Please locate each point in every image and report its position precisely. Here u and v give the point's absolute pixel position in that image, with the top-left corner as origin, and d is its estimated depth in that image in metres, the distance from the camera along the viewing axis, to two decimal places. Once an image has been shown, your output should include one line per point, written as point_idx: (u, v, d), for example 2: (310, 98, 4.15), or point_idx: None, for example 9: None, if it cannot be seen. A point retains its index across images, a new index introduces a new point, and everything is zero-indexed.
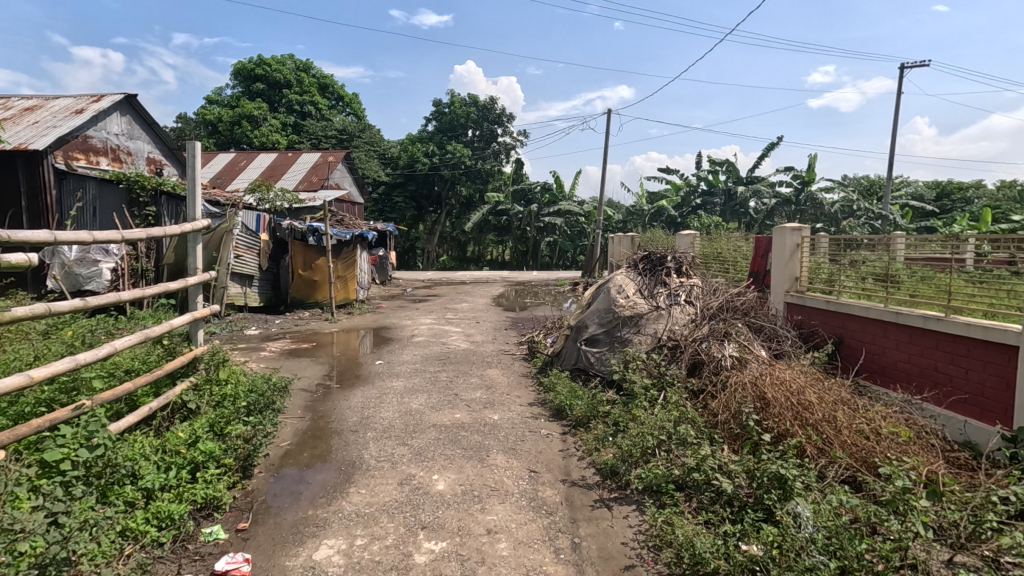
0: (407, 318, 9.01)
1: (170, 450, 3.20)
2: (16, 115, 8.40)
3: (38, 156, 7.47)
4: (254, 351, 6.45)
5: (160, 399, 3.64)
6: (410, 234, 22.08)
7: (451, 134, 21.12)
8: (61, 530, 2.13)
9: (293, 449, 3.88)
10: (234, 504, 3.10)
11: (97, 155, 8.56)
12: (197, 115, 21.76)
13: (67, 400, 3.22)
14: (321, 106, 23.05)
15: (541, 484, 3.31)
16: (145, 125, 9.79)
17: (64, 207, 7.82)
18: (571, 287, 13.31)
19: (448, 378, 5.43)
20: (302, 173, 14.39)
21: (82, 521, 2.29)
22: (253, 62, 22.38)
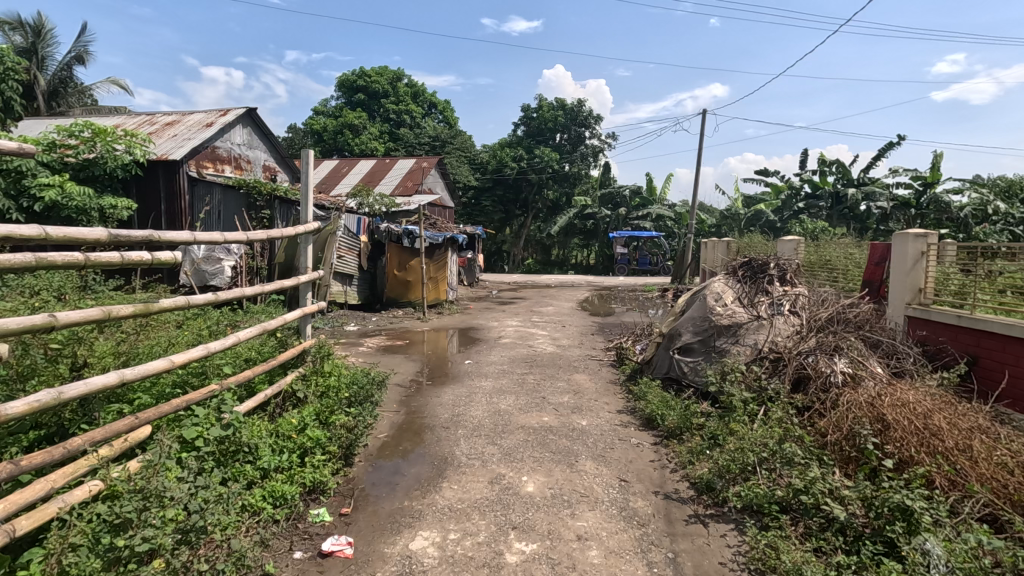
0: (494, 319, 9.16)
1: (283, 434, 3.47)
2: (159, 129, 9.53)
3: (175, 165, 8.44)
4: (353, 346, 6.85)
5: (274, 387, 3.96)
6: (497, 237, 22.47)
7: (540, 139, 21.30)
8: (201, 500, 2.37)
9: (390, 441, 4.07)
10: (338, 489, 3.30)
11: (222, 163, 9.50)
12: (305, 126, 23.57)
13: (198, 383, 3.59)
14: (415, 114, 24.12)
15: (632, 494, 3.24)
16: (263, 136, 10.73)
17: (195, 211, 8.71)
18: (660, 294, 12.92)
19: (535, 381, 5.46)
20: (397, 179, 15.12)
21: (216, 495, 2.52)
22: (356, 74, 24.04)
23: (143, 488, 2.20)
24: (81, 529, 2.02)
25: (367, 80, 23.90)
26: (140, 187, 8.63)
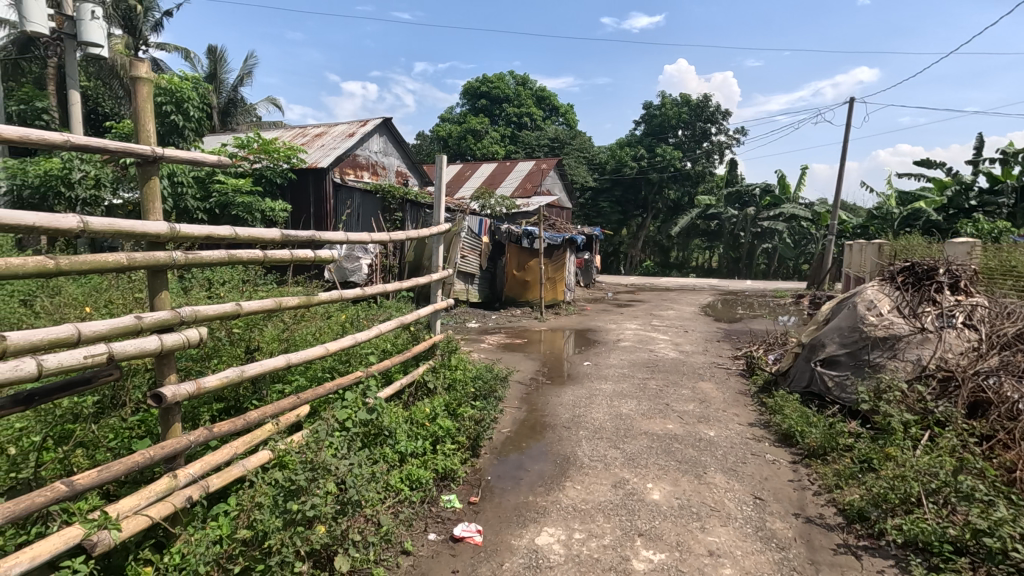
0: (612, 322, 9.04)
1: (418, 421, 3.71)
2: (310, 140, 10.63)
3: (323, 173, 9.34)
4: (475, 342, 7.12)
5: (408, 377, 4.24)
6: (614, 238, 22.14)
7: (660, 137, 20.43)
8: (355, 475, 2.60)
9: (512, 436, 4.18)
10: (466, 478, 3.46)
11: (361, 169, 10.36)
12: (433, 133, 25.00)
13: (344, 369, 3.96)
14: (535, 117, 24.56)
15: (769, 514, 3.01)
16: (397, 144, 11.53)
17: (338, 213, 9.56)
18: (794, 300, 11.90)
19: (657, 387, 5.30)
20: (517, 181, 15.48)
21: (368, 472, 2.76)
22: (480, 81, 25.05)
23: (311, 461, 2.48)
24: (264, 490, 2.32)
25: (489, 87, 24.68)
26: (294, 193, 9.68)
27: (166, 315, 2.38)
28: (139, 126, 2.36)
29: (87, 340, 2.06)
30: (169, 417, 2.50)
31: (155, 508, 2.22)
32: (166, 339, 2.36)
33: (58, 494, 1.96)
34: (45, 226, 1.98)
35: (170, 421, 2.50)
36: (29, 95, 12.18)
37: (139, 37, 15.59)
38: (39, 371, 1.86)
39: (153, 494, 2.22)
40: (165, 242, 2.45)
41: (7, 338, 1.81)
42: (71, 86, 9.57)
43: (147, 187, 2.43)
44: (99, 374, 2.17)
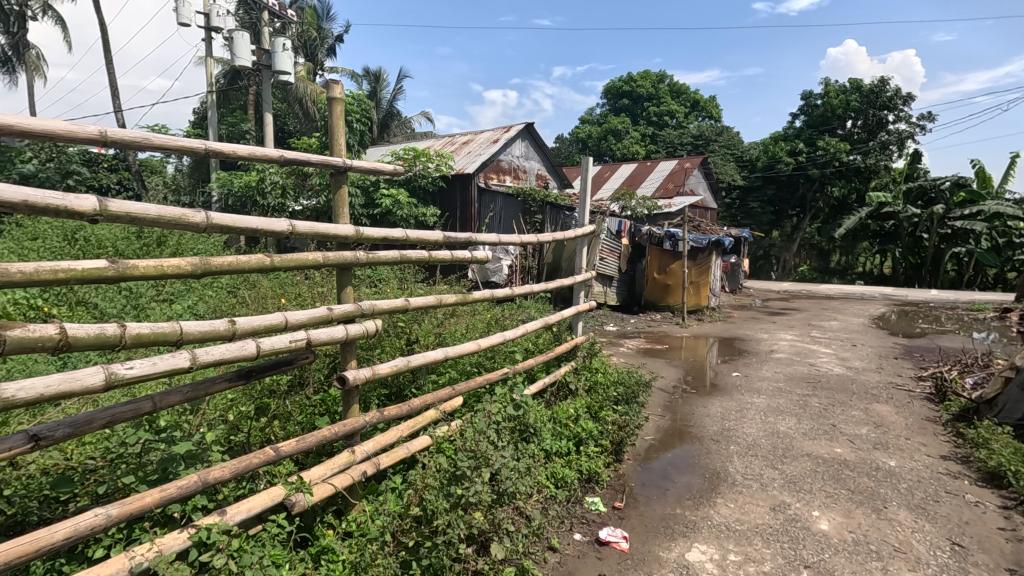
0: (764, 331, 8.35)
1: (562, 421, 3.75)
2: (458, 147, 11.28)
3: (469, 178, 9.85)
4: (614, 346, 7.03)
5: (551, 377, 4.31)
6: (764, 241, 20.46)
7: (824, 128, 18.47)
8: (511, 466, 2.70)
9: (656, 444, 4.05)
10: (610, 482, 3.43)
11: (504, 174, 10.76)
12: (572, 135, 25.23)
13: (491, 365, 4.15)
14: (679, 114, 23.62)
15: (972, 566, 2.57)
16: (538, 148, 11.76)
17: (482, 216, 10.00)
18: (996, 315, 10.01)
19: (821, 405, 4.78)
20: (659, 181, 14.99)
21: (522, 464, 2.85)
22: (621, 81, 24.84)
23: (472, 449, 2.63)
24: (432, 473, 2.51)
25: (632, 85, 24.46)
26: (442, 198, 10.35)
27: (351, 307, 2.68)
28: (333, 140, 2.68)
29: (292, 327, 2.39)
30: (350, 399, 2.81)
31: (338, 478, 2.51)
32: (350, 329, 2.66)
33: (267, 457, 2.32)
34: (264, 229, 2.34)
35: (350, 402, 2.81)
36: (236, 119, 14.51)
37: (318, 63, 17.80)
38: (257, 352, 2.20)
39: (336, 466, 2.52)
40: (351, 243, 2.75)
41: (236, 323, 2.16)
42: (266, 109, 11.18)
43: (338, 195, 2.76)
44: (298, 357, 2.52)
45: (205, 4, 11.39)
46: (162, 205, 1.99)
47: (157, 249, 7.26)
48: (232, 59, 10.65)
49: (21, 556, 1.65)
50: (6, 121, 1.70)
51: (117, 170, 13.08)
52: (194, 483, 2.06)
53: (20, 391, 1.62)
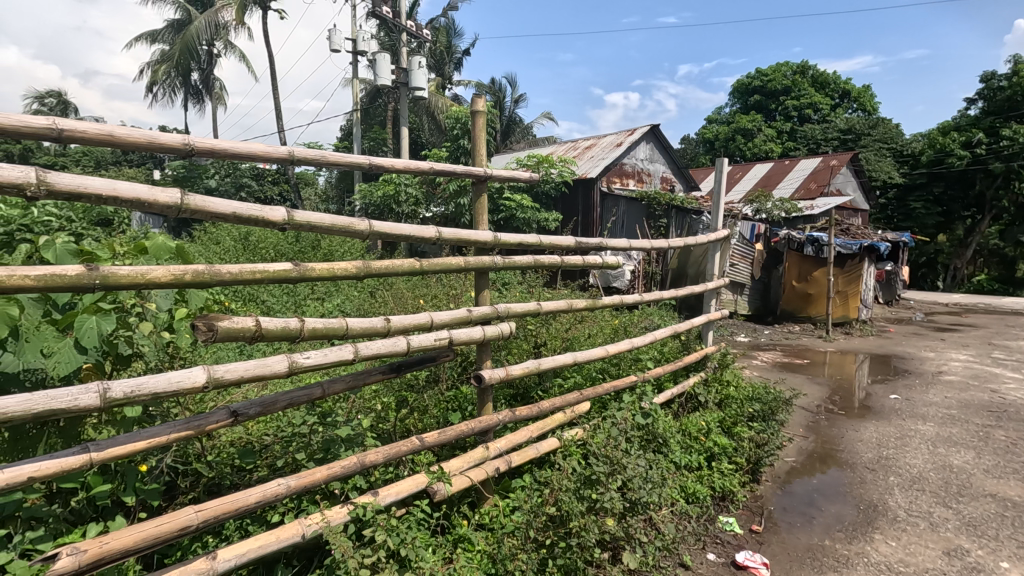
0: (929, 349, 7.31)
1: (692, 434, 3.60)
2: (581, 152, 11.29)
3: (591, 182, 9.83)
4: (747, 358, 6.59)
5: (679, 387, 4.14)
6: (928, 246, 17.89)
7: (1011, 114, 15.85)
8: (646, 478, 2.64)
9: (799, 467, 3.73)
10: (745, 503, 3.22)
11: (628, 177, 10.58)
12: (699, 136, 24.16)
13: (616, 371, 4.09)
14: (822, 107, 21.56)
15: None
16: (663, 150, 11.40)
17: (604, 221, 9.94)
18: None
19: (1008, 439, 4.08)
20: (799, 181, 13.79)
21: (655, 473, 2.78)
22: (754, 75, 23.32)
23: (606, 454, 2.63)
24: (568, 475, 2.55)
25: (764, 80, 22.90)
26: (564, 204, 10.44)
27: (488, 310, 2.82)
28: (475, 150, 2.86)
29: (436, 326, 2.57)
30: (484, 397, 2.94)
31: (474, 472, 2.64)
32: (487, 330, 2.80)
33: (414, 446, 2.51)
34: (414, 235, 2.54)
35: (485, 400, 2.94)
36: (376, 134, 15.85)
37: (448, 78, 18.84)
38: (407, 348, 2.39)
39: (472, 460, 2.65)
40: (489, 248, 2.89)
41: (391, 321, 2.37)
42: (402, 124, 12.07)
43: (478, 202, 2.92)
44: (440, 355, 2.69)
45: (352, 31, 12.58)
46: (334, 214, 2.24)
47: (312, 253, 8.14)
48: (375, 80, 11.64)
49: (226, 512, 1.95)
50: (222, 145, 2.05)
51: (280, 183, 14.87)
52: (353, 464, 2.30)
53: (228, 372, 1.93)
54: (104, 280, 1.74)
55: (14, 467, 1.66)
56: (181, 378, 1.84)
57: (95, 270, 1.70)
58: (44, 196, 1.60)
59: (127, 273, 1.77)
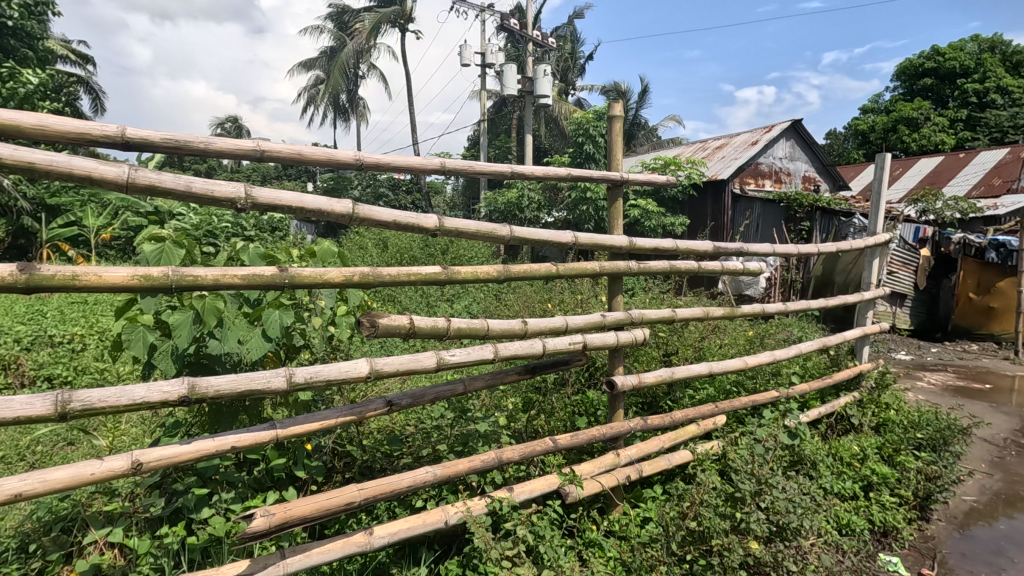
0: None
1: (844, 459, 3.27)
2: (712, 152, 10.74)
3: (722, 184, 9.33)
4: (908, 378, 5.83)
5: (828, 406, 3.77)
6: None
7: None
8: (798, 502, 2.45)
9: (982, 508, 3.22)
10: (913, 543, 2.85)
11: (764, 178, 9.87)
12: (850, 129, 21.80)
13: (753, 384, 3.83)
14: (1013, 89, 18.36)
15: None
16: (806, 146, 10.48)
17: (737, 224, 9.36)
18: None
19: None
20: (978, 176, 11.89)
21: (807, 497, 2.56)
22: (923, 56, 20.50)
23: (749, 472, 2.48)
24: (710, 492, 2.45)
25: (938, 60, 19.98)
26: (692, 207, 9.99)
27: (622, 315, 2.80)
28: (610, 155, 2.90)
29: (571, 330, 2.62)
30: (615, 404, 2.91)
31: (605, 478, 2.63)
32: (620, 336, 2.79)
33: (547, 447, 2.57)
34: (552, 240, 2.61)
35: (616, 407, 2.93)
36: (503, 142, 16.41)
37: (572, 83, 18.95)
38: (544, 350, 2.47)
39: (603, 466, 2.65)
40: (624, 253, 2.87)
41: (528, 323, 2.46)
42: (528, 132, 12.30)
43: (613, 207, 2.94)
44: (573, 359, 2.73)
45: (482, 45, 13.15)
46: (479, 221, 2.38)
47: (442, 258, 8.62)
48: (502, 90, 12.04)
49: (383, 493, 2.15)
50: (386, 159, 2.28)
51: (413, 192, 15.97)
52: (492, 459, 2.41)
53: (386, 365, 2.13)
54: (291, 280, 2.00)
55: (221, 437, 1.99)
56: (349, 368, 2.06)
57: (285, 270, 1.96)
58: (250, 208, 1.88)
59: (310, 273, 2.01)
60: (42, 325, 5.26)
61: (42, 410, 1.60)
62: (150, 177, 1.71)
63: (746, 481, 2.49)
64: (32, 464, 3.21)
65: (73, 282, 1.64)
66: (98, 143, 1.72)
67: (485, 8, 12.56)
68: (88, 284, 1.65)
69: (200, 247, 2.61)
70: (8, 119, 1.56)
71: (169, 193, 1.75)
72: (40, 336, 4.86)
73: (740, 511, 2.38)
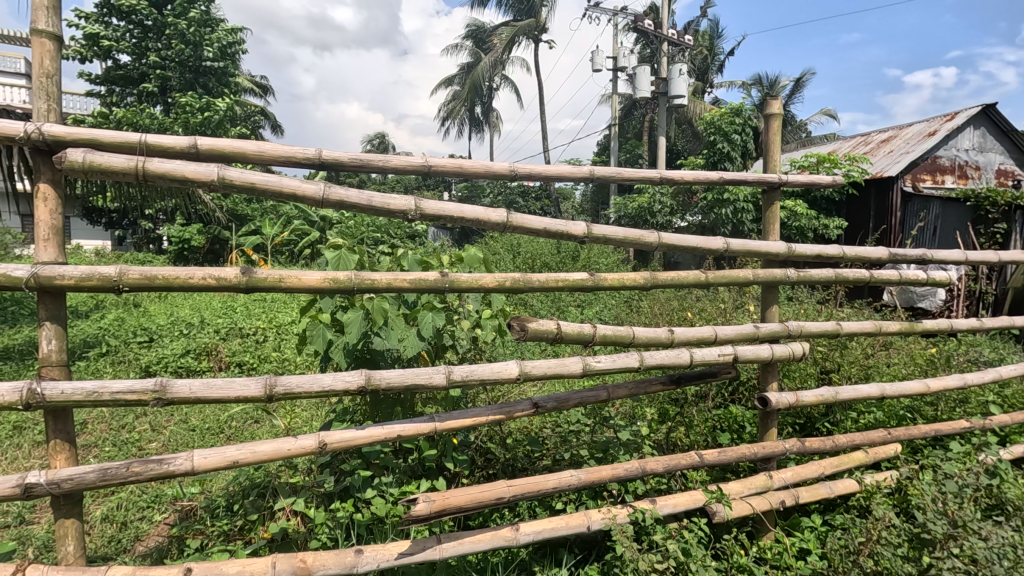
0: None
1: None
2: (875, 147, 9.57)
3: (889, 182, 8.27)
4: None
5: None
6: None
7: None
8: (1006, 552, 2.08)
9: None
10: None
11: (944, 173, 8.52)
12: None
13: (935, 411, 3.34)
14: None
15: None
16: (1001, 135, 8.92)
17: (907, 227, 8.26)
18: None
19: None
20: None
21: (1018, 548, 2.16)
22: None
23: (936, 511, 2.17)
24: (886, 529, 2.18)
25: None
26: (851, 208, 8.97)
27: (778, 327, 2.63)
28: (767, 157, 2.76)
29: (720, 341, 2.51)
30: (768, 421, 2.72)
31: (756, 500, 2.46)
32: (776, 349, 2.61)
33: (693, 461, 2.48)
34: (701, 247, 2.53)
35: (768, 426, 2.73)
36: (633, 146, 16.08)
37: (709, 82, 18.06)
38: (691, 361, 2.40)
39: (754, 488, 2.48)
40: (781, 261, 2.69)
41: (675, 332, 2.42)
42: (660, 134, 11.90)
43: (769, 211, 2.78)
44: (722, 370, 2.61)
45: (614, 49, 13.03)
46: (627, 227, 2.38)
47: (572, 263, 8.66)
48: (634, 93, 11.83)
49: (530, 491, 2.22)
50: (536, 169, 2.38)
51: (542, 198, 16.26)
52: (636, 468, 2.38)
53: (535, 367, 2.20)
54: (451, 284, 2.15)
55: (388, 426, 2.19)
56: (500, 369, 2.17)
57: (446, 276, 2.12)
58: (418, 218, 2.07)
59: (467, 278, 2.15)
60: (234, 319, 6.20)
61: (255, 391, 1.91)
62: (339, 194, 1.96)
63: (934, 522, 2.18)
64: (230, 437, 3.80)
65: (280, 284, 1.92)
66: (300, 164, 2.01)
67: (618, 12, 12.45)
68: (291, 285, 1.93)
69: (369, 255, 2.90)
70: (237, 147, 1.88)
71: (355, 207, 2.00)
72: (232, 328, 5.72)
73: (927, 556, 2.09)
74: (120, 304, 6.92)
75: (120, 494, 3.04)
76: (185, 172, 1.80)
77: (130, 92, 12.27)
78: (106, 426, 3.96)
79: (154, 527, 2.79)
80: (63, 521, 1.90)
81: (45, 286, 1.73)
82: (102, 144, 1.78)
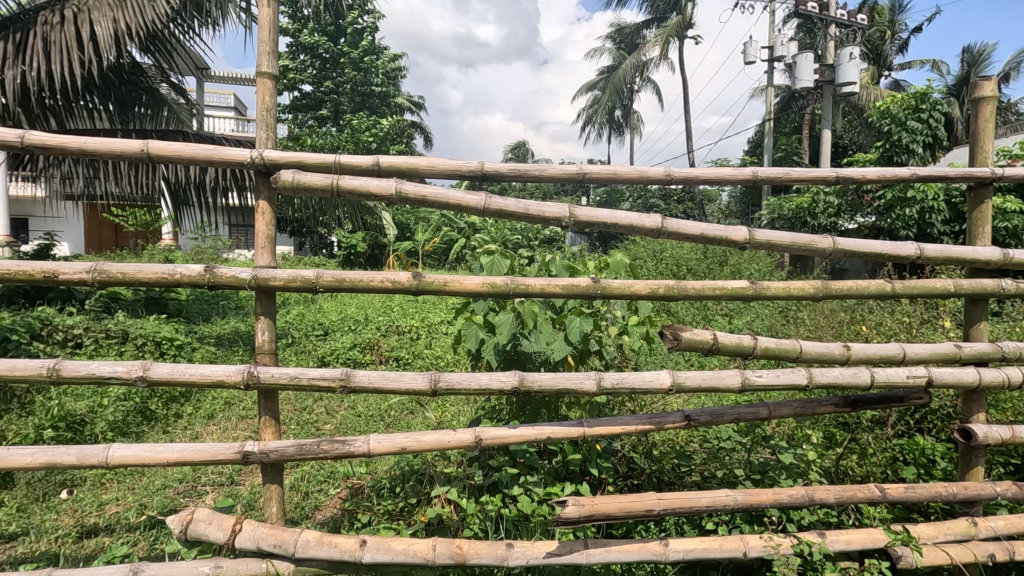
0: None
1: None
2: None
3: None
4: None
5: None
6: None
7: None
8: None
9: None
10: None
11: None
12: None
13: None
14: None
15: None
16: None
17: None
18: None
19: None
20: None
21: None
22: None
23: None
24: None
25: None
26: None
27: (988, 348, 2.23)
28: (977, 148, 2.36)
29: (910, 361, 2.21)
30: (973, 458, 2.31)
31: (955, 549, 2.11)
32: (984, 374, 2.22)
33: (873, 495, 2.19)
34: (889, 253, 2.25)
35: (973, 463, 2.32)
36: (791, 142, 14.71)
37: (886, 64, 15.89)
38: (872, 382, 2.14)
39: (952, 534, 2.12)
40: (993, 269, 2.28)
41: (852, 348, 2.18)
42: (825, 127, 10.73)
43: (978, 211, 2.38)
44: (911, 395, 2.27)
45: (771, 38, 12.02)
46: (794, 233, 2.20)
47: (719, 269, 8.17)
48: (793, 83, 10.80)
49: (682, 506, 2.14)
50: (691, 174, 2.29)
51: (685, 201, 15.56)
52: (801, 496, 2.17)
53: (688, 378, 2.13)
54: (603, 290, 2.15)
55: (538, 427, 2.25)
56: (652, 378, 2.12)
57: (598, 282, 2.12)
58: (571, 225, 2.11)
59: (619, 284, 2.14)
60: (393, 317, 6.82)
61: (421, 384, 2.09)
62: (499, 203, 2.07)
63: None
64: (389, 426, 4.18)
65: (444, 287, 2.08)
66: (464, 176, 2.15)
67: None
68: (454, 288, 2.08)
69: (518, 259, 3.02)
70: (411, 163, 2.08)
71: (511, 216, 2.09)
72: (391, 326, 6.29)
73: None
74: (302, 302, 7.98)
75: (304, 467, 3.50)
76: (369, 187, 2.03)
77: (310, 116, 14.06)
78: (292, 407, 4.59)
79: (330, 499, 3.17)
80: (269, 486, 2.24)
81: (261, 286, 2.07)
82: (306, 165, 2.07)
